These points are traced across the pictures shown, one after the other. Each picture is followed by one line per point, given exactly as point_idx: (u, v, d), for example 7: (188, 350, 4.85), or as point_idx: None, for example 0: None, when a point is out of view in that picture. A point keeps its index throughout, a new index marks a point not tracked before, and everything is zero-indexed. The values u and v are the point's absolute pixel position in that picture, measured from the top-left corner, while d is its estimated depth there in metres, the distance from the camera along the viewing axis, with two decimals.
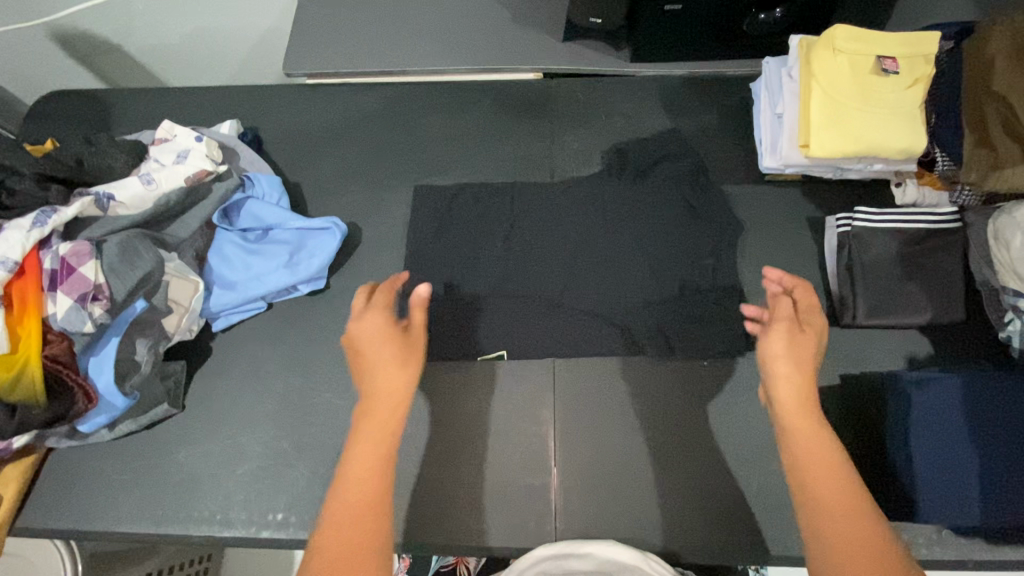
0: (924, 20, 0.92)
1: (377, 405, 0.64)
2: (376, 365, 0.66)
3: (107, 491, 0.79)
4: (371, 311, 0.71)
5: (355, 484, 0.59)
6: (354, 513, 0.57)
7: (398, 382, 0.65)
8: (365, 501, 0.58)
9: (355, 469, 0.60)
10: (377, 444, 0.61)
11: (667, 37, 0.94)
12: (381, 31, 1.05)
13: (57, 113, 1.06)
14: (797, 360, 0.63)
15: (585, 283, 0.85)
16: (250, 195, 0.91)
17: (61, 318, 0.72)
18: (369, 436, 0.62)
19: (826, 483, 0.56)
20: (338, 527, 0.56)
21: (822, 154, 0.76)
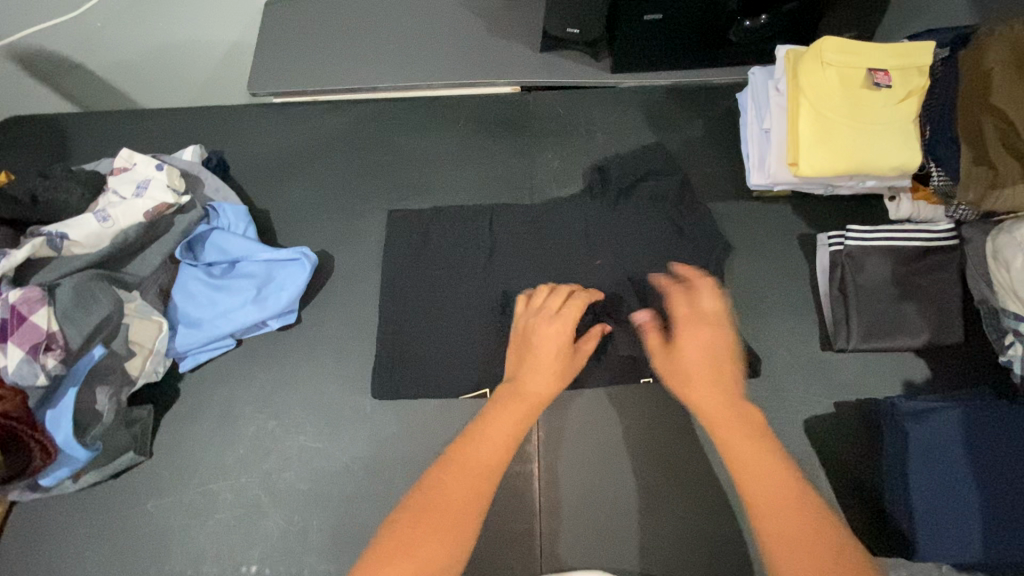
0: (907, 29, 0.90)
1: (529, 388, 0.68)
2: (540, 352, 0.71)
3: (73, 546, 0.76)
4: (562, 319, 0.73)
5: (486, 445, 0.62)
6: (476, 468, 0.60)
7: (546, 385, 0.68)
8: (488, 465, 0.61)
9: (490, 435, 0.63)
10: (516, 417, 0.65)
11: (648, 48, 0.90)
12: (349, 45, 1.00)
13: (13, 141, 1.01)
14: (696, 366, 0.66)
15: None
16: (215, 226, 0.86)
17: (12, 372, 0.68)
18: (513, 408, 0.65)
19: (761, 484, 0.57)
20: (461, 479, 0.59)
21: (812, 173, 0.72)
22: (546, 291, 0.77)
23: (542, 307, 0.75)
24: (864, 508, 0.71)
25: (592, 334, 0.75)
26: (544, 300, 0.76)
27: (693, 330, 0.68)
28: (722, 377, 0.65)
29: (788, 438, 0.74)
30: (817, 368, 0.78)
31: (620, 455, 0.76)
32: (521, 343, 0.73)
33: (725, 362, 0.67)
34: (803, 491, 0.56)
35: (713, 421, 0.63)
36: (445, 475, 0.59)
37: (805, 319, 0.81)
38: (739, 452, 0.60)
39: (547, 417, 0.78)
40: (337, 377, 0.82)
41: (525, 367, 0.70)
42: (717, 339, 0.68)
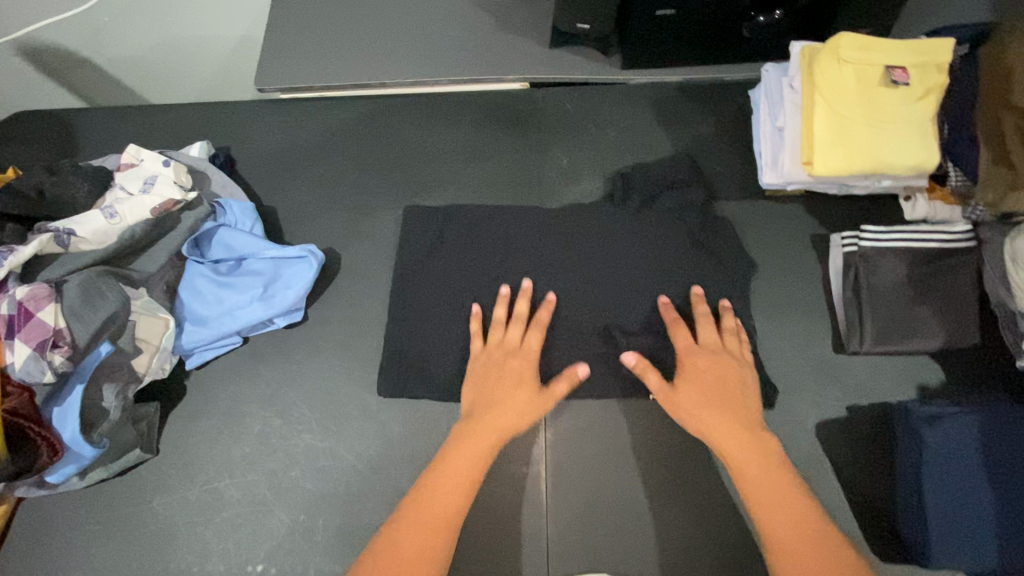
0: (924, 26, 0.88)
1: (486, 426, 0.69)
2: (501, 389, 0.72)
3: (79, 542, 0.76)
4: (522, 356, 0.75)
5: (445, 491, 0.64)
6: (433, 520, 0.63)
7: (507, 421, 0.69)
8: (445, 516, 0.63)
9: (449, 478, 0.65)
10: (476, 456, 0.67)
11: (660, 43, 0.88)
12: (357, 40, 0.99)
13: (20, 137, 1.01)
14: (710, 395, 0.68)
15: (575, 312, 0.81)
16: (222, 223, 0.86)
17: (19, 368, 0.68)
18: (470, 452, 0.67)
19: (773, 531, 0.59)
20: (417, 533, 0.62)
21: (827, 173, 0.71)
22: (501, 320, 0.78)
23: (499, 341, 0.77)
24: (878, 514, 0.70)
25: (569, 376, 0.74)
26: (502, 334, 0.77)
27: (695, 364, 0.71)
28: (729, 410, 0.67)
29: (799, 441, 0.73)
30: (829, 370, 0.77)
31: (629, 456, 0.75)
32: (479, 377, 0.74)
33: (734, 395, 0.69)
34: (813, 534, 0.59)
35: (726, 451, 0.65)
36: (405, 523, 0.63)
37: (818, 321, 0.79)
38: (755, 484, 0.62)
39: (556, 417, 0.77)
40: (343, 375, 0.82)
41: (483, 404, 0.71)
42: (721, 369, 0.70)
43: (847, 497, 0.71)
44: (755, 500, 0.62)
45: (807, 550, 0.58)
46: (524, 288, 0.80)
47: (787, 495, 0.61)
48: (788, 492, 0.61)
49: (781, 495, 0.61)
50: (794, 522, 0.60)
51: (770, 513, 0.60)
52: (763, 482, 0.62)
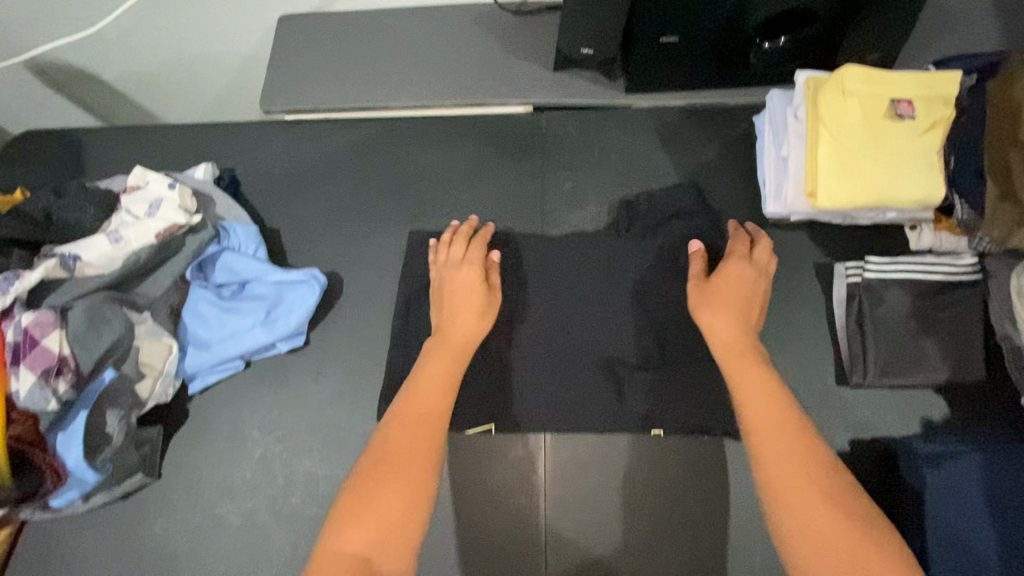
0: (931, 53, 0.87)
1: (450, 348, 0.73)
2: (458, 303, 0.76)
3: (83, 564, 0.77)
4: (469, 265, 0.79)
5: (420, 400, 0.67)
6: (417, 422, 0.65)
7: (471, 333, 0.74)
8: (428, 416, 0.66)
9: (423, 396, 0.68)
10: (447, 373, 0.70)
11: (664, 68, 0.88)
12: (362, 62, 1.00)
13: (28, 156, 1.02)
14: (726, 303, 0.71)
15: (577, 340, 0.81)
16: (225, 247, 0.86)
17: (23, 396, 0.69)
18: (445, 367, 0.71)
19: (757, 412, 0.61)
20: (406, 437, 0.64)
21: (831, 206, 0.71)
22: (444, 243, 0.82)
23: (453, 259, 0.80)
24: None
25: (491, 267, 0.80)
26: (445, 253, 0.81)
27: (728, 265, 0.74)
28: (744, 311, 0.71)
29: None
30: (832, 402, 0.76)
31: (628, 489, 0.76)
32: (437, 303, 0.78)
33: (754, 303, 0.73)
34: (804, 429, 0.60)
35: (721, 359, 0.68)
36: (390, 430, 0.64)
37: (821, 351, 0.79)
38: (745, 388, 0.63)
39: (557, 446, 0.78)
40: (345, 400, 0.82)
41: (445, 323, 0.75)
42: (744, 270, 0.74)
43: None
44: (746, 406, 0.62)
45: (795, 468, 0.57)
46: (483, 228, 0.84)
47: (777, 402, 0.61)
48: (775, 398, 0.62)
49: (779, 404, 0.61)
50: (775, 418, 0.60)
51: (762, 419, 0.61)
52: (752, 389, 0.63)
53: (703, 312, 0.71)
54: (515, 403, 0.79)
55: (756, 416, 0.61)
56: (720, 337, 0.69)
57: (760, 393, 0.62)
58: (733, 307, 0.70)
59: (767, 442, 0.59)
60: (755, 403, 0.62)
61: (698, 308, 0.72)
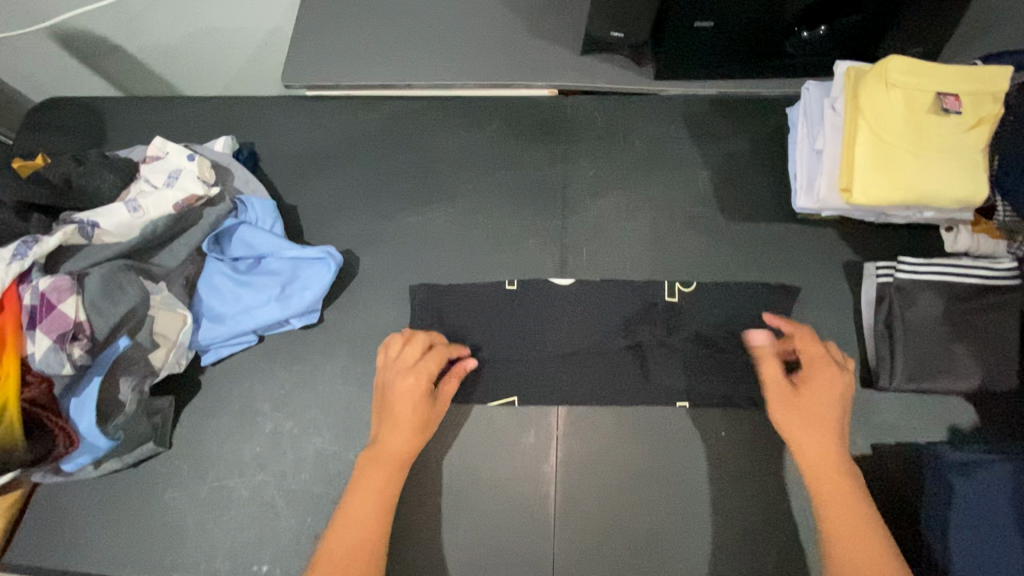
0: (977, 48, 0.84)
1: (387, 457, 0.69)
2: (399, 409, 0.71)
3: (93, 530, 0.78)
4: (416, 373, 0.72)
5: (357, 513, 0.66)
6: (356, 542, 0.64)
7: (405, 448, 0.70)
8: (368, 536, 0.65)
9: (359, 506, 0.66)
10: (381, 489, 0.68)
11: (696, 55, 0.85)
12: (386, 39, 0.98)
13: (50, 123, 1.02)
14: (816, 417, 0.67)
15: (600, 312, 0.79)
16: (243, 221, 0.86)
17: (39, 359, 0.69)
18: (375, 480, 0.68)
19: (844, 537, 0.61)
20: (340, 542, 0.64)
21: (867, 202, 0.68)
22: (402, 339, 0.75)
23: (406, 369, 0.73)
24: None
25: (457, 373, 0.74)
26: (398, 351, 0.74)
27: (822, 371, 0.69)
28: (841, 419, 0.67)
29: None
30: (856, 405, 0.74)
31: (650, 482, 0.73)
32: (380, 404, 0.73)
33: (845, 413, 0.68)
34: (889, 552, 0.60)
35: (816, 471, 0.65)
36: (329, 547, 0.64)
37: (846, 353, 0.76)
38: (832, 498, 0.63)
39: (569, 433, 0.76)
40: (355, 381, 0.81)
41: (383, 428, 0.71)
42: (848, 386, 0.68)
43: None
44: (834, 524, 0.62)
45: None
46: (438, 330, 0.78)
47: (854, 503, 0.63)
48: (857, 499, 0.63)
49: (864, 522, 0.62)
50: (871, 558, 0.59)
51: (845, 537, 0.61)
52: (835, 496, 0.63)
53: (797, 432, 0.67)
54: (537, 371, 0.78)
55: (841, 525, 0.62)
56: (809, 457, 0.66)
57: (841, 504, 0.63)
58: (822, 420, 0.67)
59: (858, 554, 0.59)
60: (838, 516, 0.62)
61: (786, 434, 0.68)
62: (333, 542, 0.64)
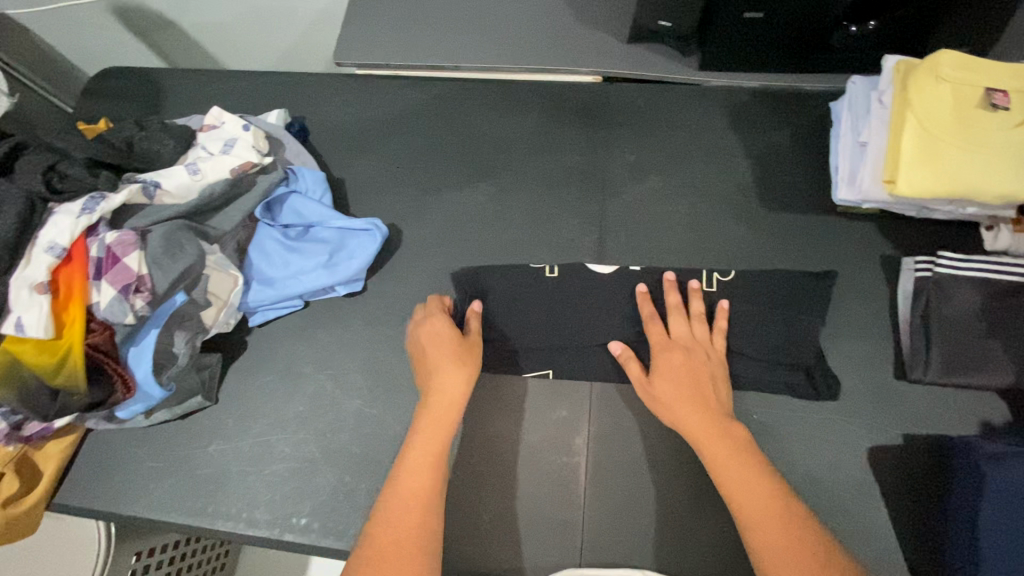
0: None
1: (436, 413, 0.68)
2: (433, 351, 0.74)
3: (141, 475, 0.82)
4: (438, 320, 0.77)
5: (413, 468, 0.65)
6: (412, 494, 0.63)
7: (455, 390, 0.70)
8: (422, 488, 0.63)
9: (412, 467, 0.65)
10: (435, 440, 0.67)
11: (741, 47, 0.87)
12: (435, 22, 1.01)
13: (112, 92, 1.07)
14: (681, 387, 0.68)
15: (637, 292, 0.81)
16: (293, 190, 0.89)
17: (103, 308, 0.73)
18: (428, 433, 0.67)
19: (745, 499, 0.59)
20: (399, 497, 0.63)
21: (910, 193, 0.69)
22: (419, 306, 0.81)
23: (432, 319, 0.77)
24: (924, 543, 0.69)
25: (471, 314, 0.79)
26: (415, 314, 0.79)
27: (663, 350, 0.72)
28: (696, 387, 0.68)
29: (847, 465, 0.72)
30: (888, 396, 0.75)
31: (681, 460, 0.74)
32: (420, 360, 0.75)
33: (703, 379, 0.69)
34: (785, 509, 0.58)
35: (699, 439, 0.65)
36: (387, 515, 0.61)
37: (880, 344, 0.77)
38: (721, 460, 0.63)
39: (600, 408, 0.78)
40: (395, 348, 0.84)
41: (430, 379, 0.72)
42: (680, 353, 0.71)
43: (901, 533, 0.69)
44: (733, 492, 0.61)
45: (773, 526, 0.57)
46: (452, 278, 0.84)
47: (741, 455, 0.63)
48: (743, 451, 0.63)
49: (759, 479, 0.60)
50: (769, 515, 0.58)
51: (744, 500, 0.59)
52: (721, 454, 0.63)
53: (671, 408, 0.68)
54: (572, 346, 0.80)
55: (733, 482, 0.61)
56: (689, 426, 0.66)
57: (727, 467, 0.62)
58: (682, 390, 0.68)
59: (750, 507, 0.59)
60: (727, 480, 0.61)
61: (667, 416, 0.68)
62: (393, 507, 0.62)
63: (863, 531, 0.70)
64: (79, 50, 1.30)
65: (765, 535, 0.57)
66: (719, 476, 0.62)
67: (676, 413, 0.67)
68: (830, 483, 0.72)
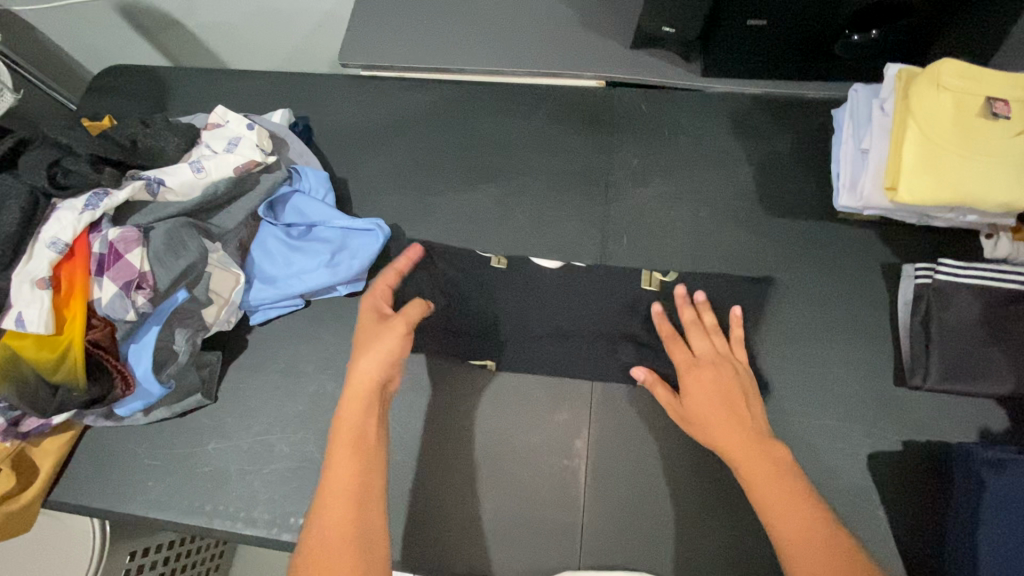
0: None
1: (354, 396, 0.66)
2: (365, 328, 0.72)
3: (138, 473, 0.81)
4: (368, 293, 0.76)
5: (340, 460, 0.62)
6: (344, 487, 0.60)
7: (372, 371, 0.67)
8: (352, 481, 0.61)
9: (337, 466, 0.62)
10: (358, 424, 0.65)
11: (744, 54, 0.87)
12: (440, 25, 1.01)
13: (117, 89, 1.07)
14: (713, 408, 0.67)
15: (639, 296, 0.81)
16: (297, 189, 0.89)
17: (105, 304, 0.73)
18: (353, 416, 0.65)
19: (790, 529, 0.57)
20: (335, 490, 0.60)
21: (912, 200, 0.69)
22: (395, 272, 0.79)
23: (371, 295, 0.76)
24: (923, 551, 0.69)
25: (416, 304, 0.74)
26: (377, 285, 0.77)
27: (691, 371, 0.70)
28: (732, 409, 0.66)
29: (847, 470, 0.72)
30: (888, 402, 0.75)
31: (682, 464, 0.74)
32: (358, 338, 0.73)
33: (737, 400, 0.67)
34: (834, 541, 0.56)
35: (735, 458, 0.63)
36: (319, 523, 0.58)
37: (880, 351, 0.78)
38: (758, 478, 0.61)
39: (600, 410, 0.78)
40: None
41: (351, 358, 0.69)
42: (715, 372, 0.69)
43: (900, 541, 0.69)
44: (775, 521, 0.58)
45: (818, 553, 0.55)
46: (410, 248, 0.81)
47: (779, 473, 0.61)
48: (780, 469, 0.61)
49: (805, 510, 0.58)
50: (815, 545, 0.55)
51: (792, 533, 0.57)
52: (758, 472, 0.62)
53: (707, 431, 0.66)
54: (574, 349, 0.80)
55: (768, 501, 0.60)
56: (728, 450, 0.64)
57: (770, 492, 0.60)
58: (717, 413, 0.66)
59: (787, 525, 0.57)
60: (770, 506, 0.59)
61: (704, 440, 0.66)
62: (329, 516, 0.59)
63: (863, 536, 0.70)
64: (84, 48, 1.30)
65: (798, 554, 0.56)
66: (761, 504, 0.60)
67: (711, 431, 0.66)
68: (831, 489, 0.72)
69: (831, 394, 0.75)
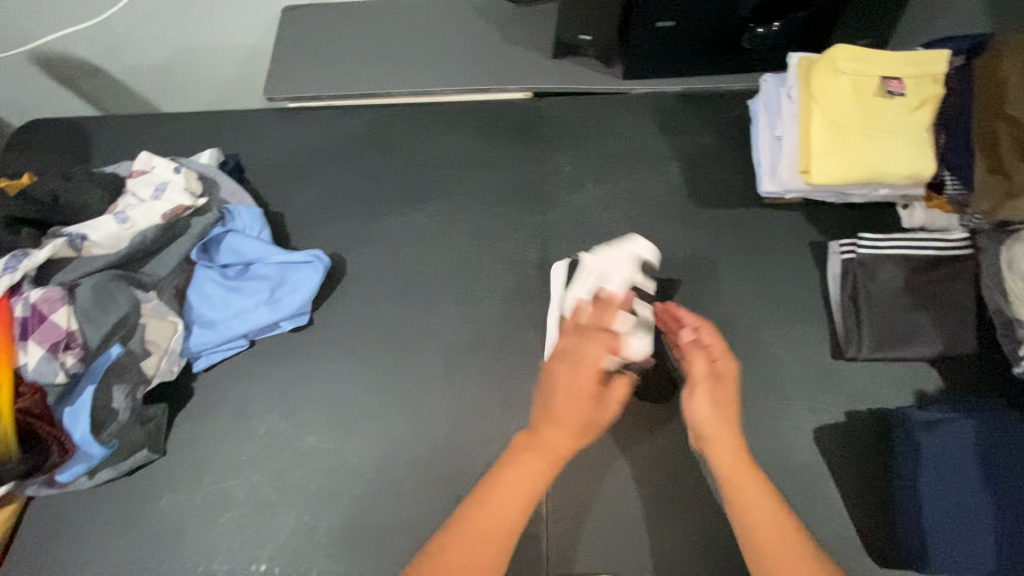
0: (921, 36, 0.89)
1: (532, 468, 0.59)
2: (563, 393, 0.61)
3: (89, 540, 0.78)
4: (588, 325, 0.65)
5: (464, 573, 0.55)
6: None
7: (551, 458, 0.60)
8: None
9: (485, 529, 0.57)
10: (498, 536, 0.57)
11: (659, 55, 0.90)
12: (365, 51, 1.02)
13: (37, 144, 1.04)
14: (722, 411, 0.63)
15: None
16: (230, 228, 0.87)
17: (32, 368, 0.71)
18: (497, 508, 0.58)
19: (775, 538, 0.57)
20: None
21: (823, 181, 0.72)
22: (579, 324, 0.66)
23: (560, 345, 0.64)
24: (875, 517, 0.71)
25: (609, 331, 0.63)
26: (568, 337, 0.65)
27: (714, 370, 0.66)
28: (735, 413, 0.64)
29: (797, 447, 0.74)
30: (827, 376, 0.77)
31: (640, 462, 0.75)
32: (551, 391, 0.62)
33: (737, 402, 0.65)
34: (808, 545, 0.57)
35: (723, 467, 0.61)
36: None
37: (816, 326, 0.80)
38: (738, 486, 0.60)
39: None
40: (347, 379, 0.83)
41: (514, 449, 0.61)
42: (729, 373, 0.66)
43: (852, 509, 0.71)
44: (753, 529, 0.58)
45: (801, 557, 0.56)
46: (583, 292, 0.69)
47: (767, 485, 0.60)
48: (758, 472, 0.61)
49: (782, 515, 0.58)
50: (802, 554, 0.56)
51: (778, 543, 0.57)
52: (752, 484, 0.60)
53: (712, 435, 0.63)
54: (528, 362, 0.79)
55: (748, 502, 0.59)
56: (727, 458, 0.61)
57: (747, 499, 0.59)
58: (726, 418, 0.63)
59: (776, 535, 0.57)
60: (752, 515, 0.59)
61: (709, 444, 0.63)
62: None
63: (818, 509, 0.71)
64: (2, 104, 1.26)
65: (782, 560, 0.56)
66: (739, 512, 0.59)
67: (712, 439, 0.62)
68: (784, 467, 0.73)
69: (775, 374, 0.78)
